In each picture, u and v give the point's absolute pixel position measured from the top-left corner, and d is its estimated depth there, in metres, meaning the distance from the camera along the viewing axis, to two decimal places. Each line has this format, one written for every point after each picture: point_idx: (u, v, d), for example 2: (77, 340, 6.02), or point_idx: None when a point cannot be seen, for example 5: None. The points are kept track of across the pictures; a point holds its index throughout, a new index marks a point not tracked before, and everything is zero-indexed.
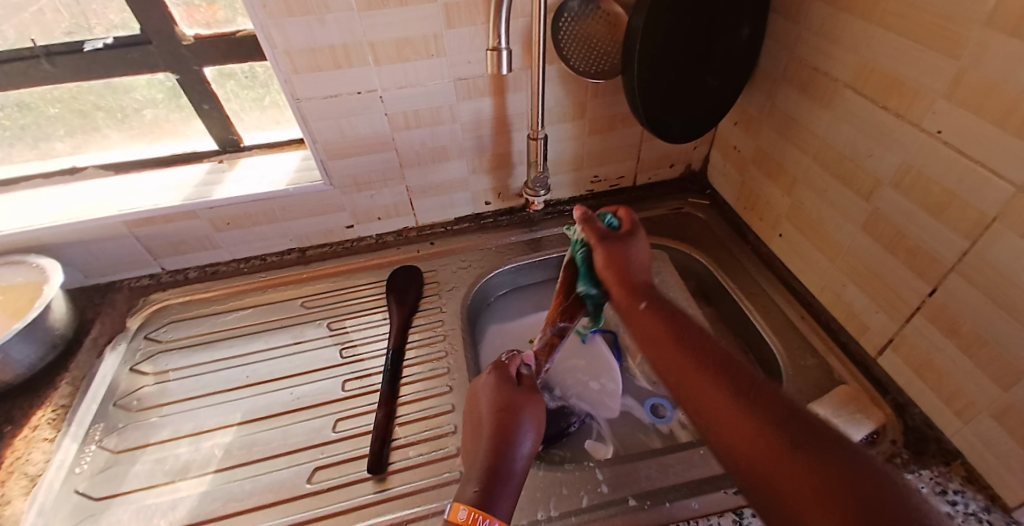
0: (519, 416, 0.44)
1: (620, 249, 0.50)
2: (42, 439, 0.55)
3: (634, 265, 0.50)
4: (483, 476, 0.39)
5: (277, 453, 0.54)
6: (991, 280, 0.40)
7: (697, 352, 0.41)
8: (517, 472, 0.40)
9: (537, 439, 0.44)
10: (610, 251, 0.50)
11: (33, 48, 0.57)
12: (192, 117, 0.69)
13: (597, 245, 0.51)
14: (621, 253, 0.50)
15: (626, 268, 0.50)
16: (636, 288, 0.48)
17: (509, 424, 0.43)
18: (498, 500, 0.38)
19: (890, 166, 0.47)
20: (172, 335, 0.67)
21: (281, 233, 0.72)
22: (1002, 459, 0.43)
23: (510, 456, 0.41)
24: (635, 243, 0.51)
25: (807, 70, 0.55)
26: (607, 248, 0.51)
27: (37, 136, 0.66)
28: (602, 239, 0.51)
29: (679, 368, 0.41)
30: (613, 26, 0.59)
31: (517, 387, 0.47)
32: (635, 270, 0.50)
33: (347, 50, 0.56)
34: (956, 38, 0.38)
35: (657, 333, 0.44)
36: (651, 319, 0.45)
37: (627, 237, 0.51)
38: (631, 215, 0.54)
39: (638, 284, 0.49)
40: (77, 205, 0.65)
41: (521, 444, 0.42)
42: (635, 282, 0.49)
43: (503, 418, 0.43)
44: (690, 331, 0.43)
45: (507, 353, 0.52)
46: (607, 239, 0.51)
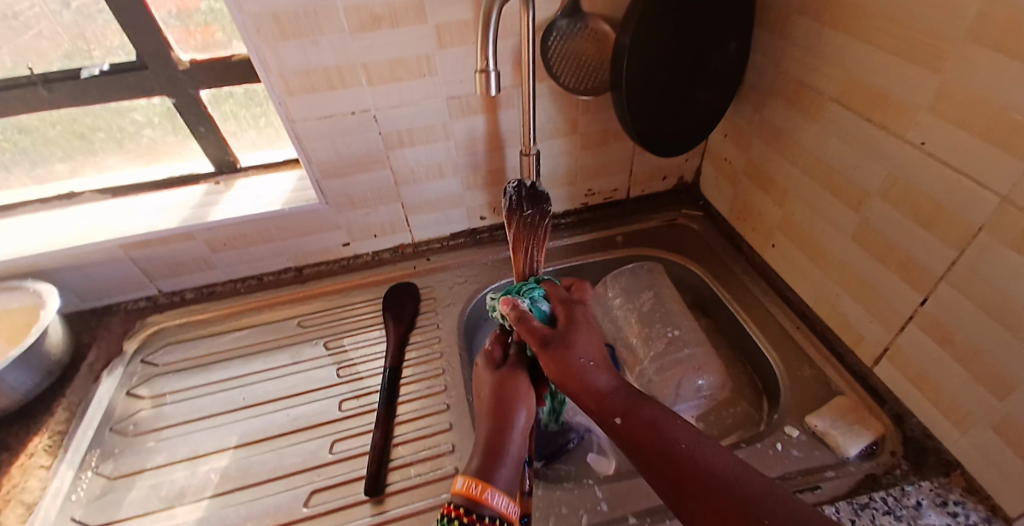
0: (521, 397, 0.45)
1: (564, 358, 0.42)
2: (39, 466, 0.55)
3: (592, 370, 0.42)
4: (483, 452, 0.41)
5: (273, 477, 0.54)
6: (981, 290, 0.40)
7: (689, 474, 0.36)
8: (517, 449, 0.42)
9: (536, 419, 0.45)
10: (552, 342, 0.43)
11: (31, 76, 0.58)
12: (188, 140, 0.69)
13: (539, 353, 0.43)
14: (566, 343, 0.43)
15: (583, 376, 0.42)
16: (596, 391, 0.42)
17: (511, 403, 0.44)
18: (499, 474, 0.39)
19: (876, 178, 0.48)
20: (168, 359, 0.67)
21: (276, 252, 0.73)
22: (1001, 469, 0.42)
23: (509, 436, 0.42)
24: (579, 329, 0.45)
25: (794, 84, 0.55)
26: (546, 361, 0.43)
27: (34, 161, 0.67)
28: (542, 332, 0.44)
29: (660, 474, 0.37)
30: (601, 44, 0.60)
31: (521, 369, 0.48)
32: (591, 375, 0.42)
33: (340, 71, 0.57)
34: (940, 53, 0.39)
35: (626, 427, 0.40)
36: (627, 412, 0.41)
37: (570, 339, 0.44)
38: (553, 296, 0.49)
39: (603, 386, 0.42)
40: (73, 230, 0.66)
41: (521, 423, 0.43)
42: (592, 391, 0.42)
43: (505, 400, 0.44)
44: (674, 446, 0.38)
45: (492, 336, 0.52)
46: (548, 332, 0.44)
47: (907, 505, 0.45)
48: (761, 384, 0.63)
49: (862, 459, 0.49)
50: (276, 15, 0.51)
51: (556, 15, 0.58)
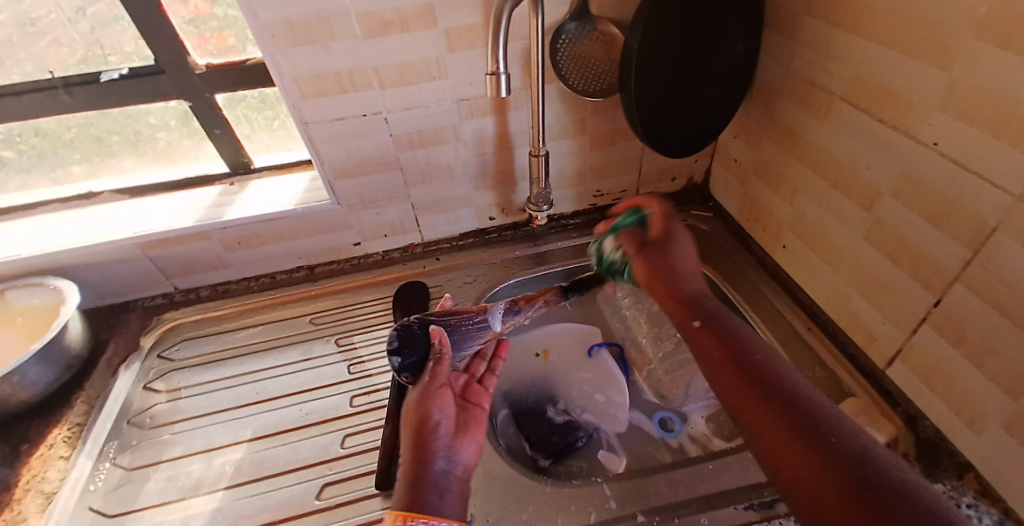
0: (436, 409, 0.47)
1: (664, 260, 0.53)
2: (58, 457, 0.57)
3: (686, 278, 0.51)
4: (405, 482, 0.42)
5: (286, 470, 0.55)
6: (995, 289, 0.40)
7: (756, 382, 0.39)
8: (442, 473, 0.44)
9: (472, 436, 0.48)
10: (654, 258, 0.53)
11: (52, 80, 0.60)
12: (203, 142, 0.71)
13: (637, 255, 0.55)
14: (664, 260, 0.53)
15: (673, 279, 0.51)
16: (682, 301, 0.49)
17: (428, 422, 0.46)
18: (432, 502, 0.41)
19: (888, 177, 0.47)
20: (183, 354, 0.69)
21: (289, 251, 0.74)
22: (1016, 471, 0.42)
23: (443, 463, 0.44)
24: (676, 247, 0.54)
25: (804, 85, 0.55)
26: (640, 262, 0.54)
27: (55, 163, 0.69)
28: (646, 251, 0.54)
29: (728, 380, 0.41)
30: (608, 46, 0.61)
31: (434, 387, 0.49)
32: (682, 281, 0.51)
33: (352, 75, 0.58)
34: (949, 51, 0.39)
35: (706, 340, 0.45)
36: (706, 329, 0.46)
37: (668, 245, 0.54)
38: (656, 208, 0.57)
39: (689, 297, 0.49)
40: (92, 230, 0.67)
41: (449, 443, 0.46)
42: (681, 292, 0.50)
43: (423, 419, 0.46)
44: (751, 358, 0.41)
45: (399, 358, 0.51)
46: (649, 251, 0.54)
47: None
48: None
49: None
50: (288, 21, 0.52)
51: (565, 18, 0.58)
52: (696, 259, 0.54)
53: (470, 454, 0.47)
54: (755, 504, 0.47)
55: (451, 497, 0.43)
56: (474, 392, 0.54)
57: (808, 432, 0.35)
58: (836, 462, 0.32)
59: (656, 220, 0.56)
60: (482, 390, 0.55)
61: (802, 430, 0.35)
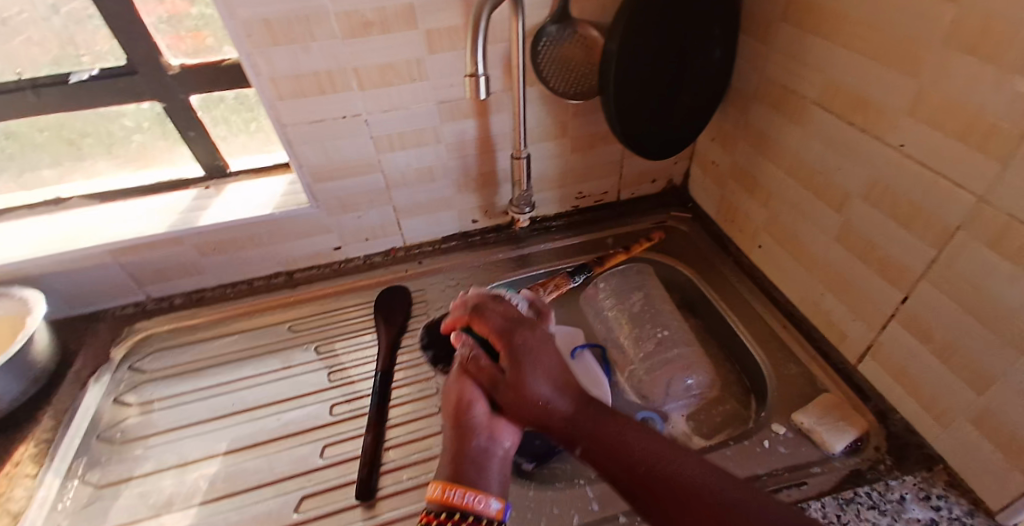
0: (472, 389, 0.46)
1: (524, 391, 0.44)
2: (24, 475, 0.54)
3: (552, 397, 0.44)
4: (450, 458, 0.43)
5: (263, 484, 0.54)
6: (958, 288, 0.41)
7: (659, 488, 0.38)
8: (485, 451, 0.43)
9: (515, 415, 0.47)
10: (501, 403, 0.45)
11: (19, 81, 0.57)
12: (178, 144, 0.69)
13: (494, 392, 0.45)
14: (513, 402, 0.44)
15: (542, 410, 0.44)
16: (566, 422, 0.43)
17: (466, 402, 0.45)
18: (474, 477, 0.41)
19: (858, 179, 0.49)
20: (156, 365, 0.67)
21: (267, 256, 0.72)
22: (982, 463, 0.43)
23: (484, 441, 0.44)
24: (529, 364, 0.45)
25: (778, 89, 0.56)
26: (503, 401, 0.45)
27: (21, 167, 0.66)
28: (486, 393, 0.46)
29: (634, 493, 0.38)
30: (588, 49, 0.61)
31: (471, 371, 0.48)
32: (554, 404, 0.44)
33: (332, 75, 0.57)
34: (917, 57, 0.40)
35: (598, 456, 0.41)
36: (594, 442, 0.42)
37: (523, 363, 0.45)
38: (480, 308, 0.50)
39: (568, 421, 0.43)
40: (60, 236, 0.65)
41: (489, 424, 0.45)
42: (557, 416, 0.43)
43: (461, 400, 0.46)
44: (635, 462, 0.40)
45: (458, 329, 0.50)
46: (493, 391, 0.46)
47: (891, 500, 0.46)
48: (750, 384, 0.64)
49: (847, 454, 0.50)
50: (266, 20, 0.51)
51: (545, 21, 0.58)
52: (560, 361, 0.47)
53: (512, 435, 0.45)
54: None
55: (496, 475, 0.42)
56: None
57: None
58: None
59: (479, 327, 0.48)
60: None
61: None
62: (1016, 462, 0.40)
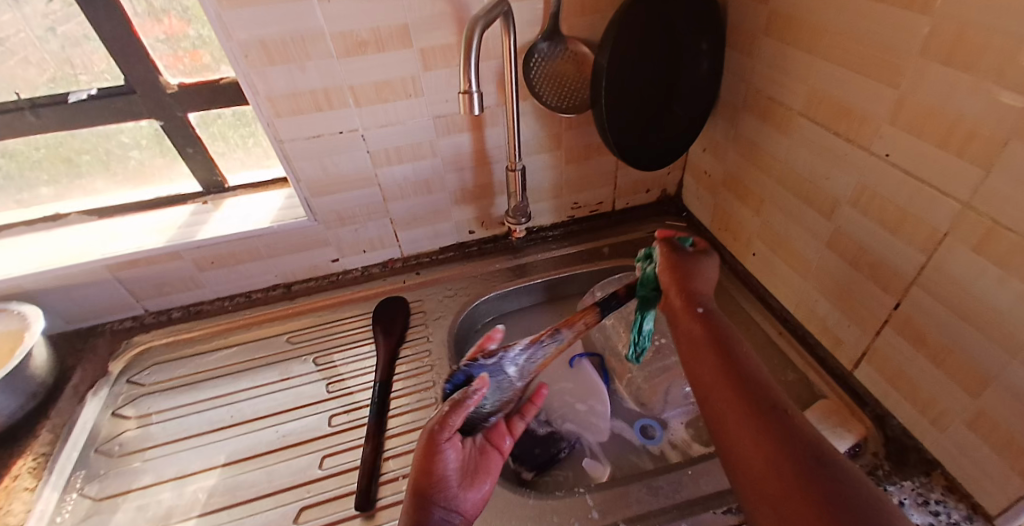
0: (445, 457, 0.43)
1: (693, 269, 0.52)
2: (23, 489, 0.54)
3: (704, 282, 0.52)
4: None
5: (263, 494, 0.53)
6: (948, 291, 0.42)
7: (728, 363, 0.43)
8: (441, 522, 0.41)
9: (483, 483, 0.45)
10: (678, 269, 0.52)
11: (18, 102, 0.59)
12: (176, 161, 0.70)
13: (668, 254, 0.54)
14: (689, 271, 0.52)
15: (693, 281, 0.51)
16: (698, 296, 0.50)
17: (433, 473, 0.42)
18: None
19: (846, 187, 0.50)
20: (154, 379, 0.67)
21: (265, 269, 0.73)
22: (978, 465, 0.44)
23: (442, 513, 0.42)
24: (708, 267, 0.53)
25: (765, 101, 0.58)
26: (677, 256, 0.53)
27: (21, 185, 0.67)
28: (672, 258, 0.54)
29: (695, 349, 0.46)
30: (579, 65, 0.63)
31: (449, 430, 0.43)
32: (698, 282, 0.51)
33: (328, 94, 0.58)
34: (896, 69, 0.41)
35: (694, 333, 0.47)
36: (696, 320, 0.48)
37: (698, 258, 0.53)
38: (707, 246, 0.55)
39: (700, 294, 0.50)
40: (59, 252, 0.65)
41: (452, 492, 0.43)
42: (697, 290, 0.50)
43: (429, 466, 0.42)
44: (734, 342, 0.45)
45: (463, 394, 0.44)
46: (678, 259, 0.53)
47: None
48: None
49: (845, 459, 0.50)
50: (263, 41, 0.53)
51: (537, 39, 0.60)
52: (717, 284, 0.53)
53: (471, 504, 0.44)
54: (733, 508, 0.48)
55: None
56: (497, 433, 0.50)
57: (807, 466, 0.33)
58: (795, 447, 0.35)
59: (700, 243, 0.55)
60: (506, 432, 0.51)
61: (767, 410, 0.38)
62: (1013, 464, 0.40)
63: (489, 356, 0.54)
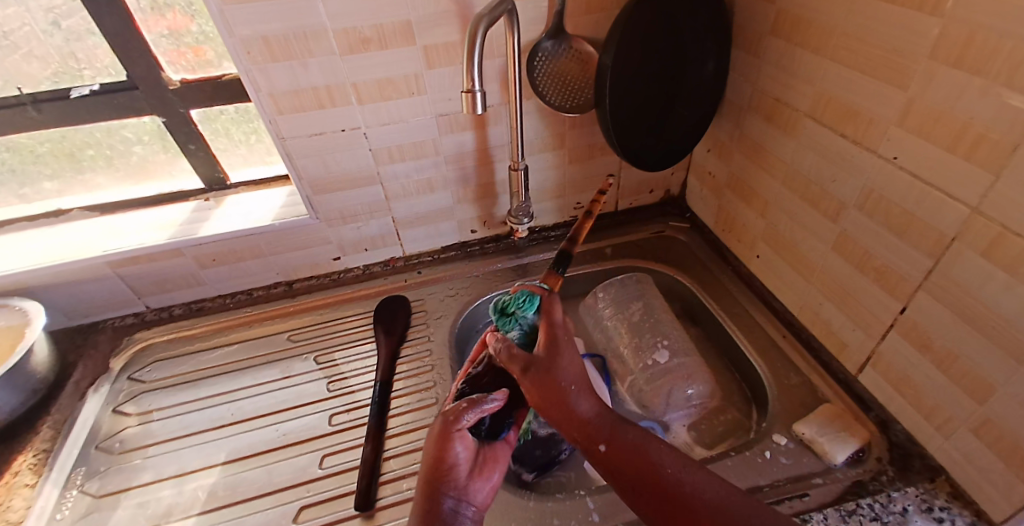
0: (456, 447, 0.42)
1: (552, 383, 0.43)
2: (22, 485, 0.54)
3: (576, 394, 0.43)
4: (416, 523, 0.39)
5: (261, 493, 0.53)
6: (955, 297, 0.42)
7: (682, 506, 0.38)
8: (454, 514, 0.40)
9: (490, 471, 0.44)
10: (542, 390, 0.42)
11: (20, 96, 0.58)
12: (178, 157, 0.70)
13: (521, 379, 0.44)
14: (552, 387, 0.42)
15: (563, 401, 0.42)
16: (586, 423, 0.43)
17: (444, 463, 0.41)
18: None
19: (853, 190, 0.49)
20: (156, 376, 0.67)
21: (267, 267, 0.73)
22: (984, 472, 0.43)
23: (452, 502, 0.41)
24: (565, 355, 0.44)
25: (771, 101, 0.57)
26: (538, 387, 0.43)
27: (22, 181, 0.67)
28: (528, 381, 0.43)
29: (639, 498, 0.40)
30: (583, 65, 0.62)
31: (460, 424, 0.43)
32: (570, 396, 0.43)
33: (331, 91, 0.58)
34: (905, 71, 0.41)
35: (627, 480, 0.40)
36: (618, 461, 0.41)
37: (554, 355, 0.44)
38: (554, 316, 0.47)
39: (582, 412, 0.43)
40: (61, 247, 0.65)
41: (463, 482, 0.42)
42: (583, 410, 0.43)
43: (439, 457, 0.41)
44: (658, 468, 0.40)
45: (472, 401, 0.44)
46: (535, 378, 0.43)
47: (893, 511, 0.46)
48: (750, 392, 0.64)
49: (849, 465, 0.50)
50: (265, 37, 0.52)
51: (541, 37, 0.60)
52: (582, 362, 0.45)
53: (485, 494, 0.43)
54: None
55: None
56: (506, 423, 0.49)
57: None
58: None
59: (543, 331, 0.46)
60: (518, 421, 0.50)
61: None
62: (1019, 472, 0.40)
63: (479, 363, 0.52)
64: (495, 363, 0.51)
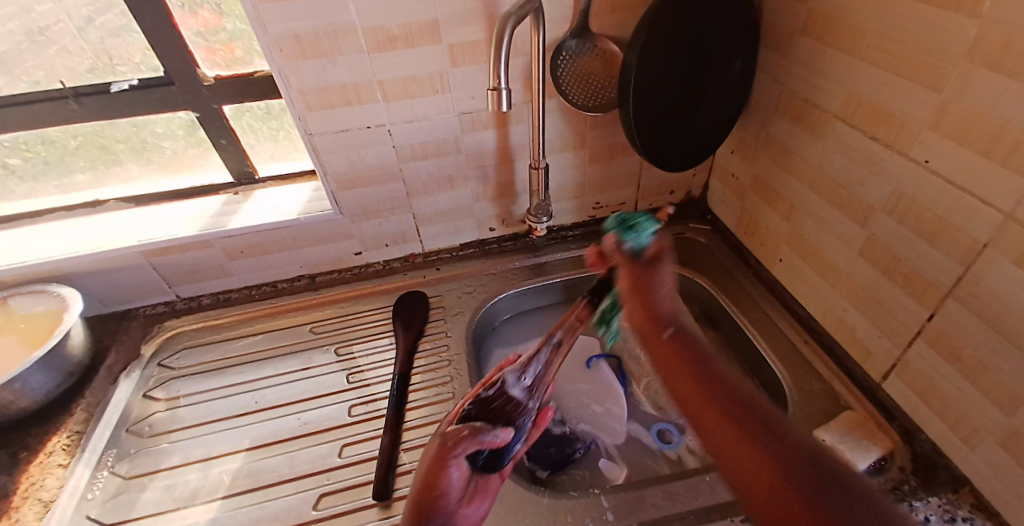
0: (450, 475, 0.41)
1: (648, 279, 0.46)
2: (56, 465, 0.57)
3: (662, 293, 0.46)
4: None
5: (282, 480, 0.55)
6: (986, 305, 0.41)
7: (709, 385, 0.40)
8: None
9: (479, 500, 0.44)
10: (635, 280, 0.46)
11: (63, 90, 0.61)
12: (209, 151, 0.72)
13: (623, 268, 0.47)
14: (644, 282, 0.46)
15: (651, 296, 0.45)
16: (660, 314, 0.45)
17: (436, 489, 0.40)
18: None
19: (881, 194, 0.48)
20: (184, 363, 0.69)
21: (291, 260, 0.74)
22: (1011, 486, 0.42)
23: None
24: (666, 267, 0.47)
25: (799, 102, 0.56)
26: (636, 273, 0.46)
27: (61, 171, 0.69)
28: (627, 270, 0.47)
29: (670, 370, 0.42)
30: (608, 63, 0.62)
31: (457, 452, 0.41)
32: (658, 295, 0.45)
33: (358, 87, 0.59)
34: (940, 73, 0.40)
35: (671, 362, 0.42)
36: (671, 347, 0.43)
37: (658, 263, 0.47)
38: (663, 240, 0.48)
39: (662, 308, 0.45)
40: (98, 237, 0.68)
41: (452, 509, 0.41)
42: (661, 305, 0.45)
43: (432, 483, 0.40)
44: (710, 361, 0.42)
45: (474, 428, 0.43)
46: (633, 269, 0.46)
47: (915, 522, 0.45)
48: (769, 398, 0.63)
49: (870, 474, 0.49)
50: (297, 34, 0.53)
51: (566, 35, 0.60)
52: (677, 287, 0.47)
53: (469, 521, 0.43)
54: None
55: None
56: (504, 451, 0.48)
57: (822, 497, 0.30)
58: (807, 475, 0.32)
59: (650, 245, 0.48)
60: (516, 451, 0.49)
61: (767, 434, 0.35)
62: None
63: (491, 386, 0.48)
64: (507, 390, 0.47)
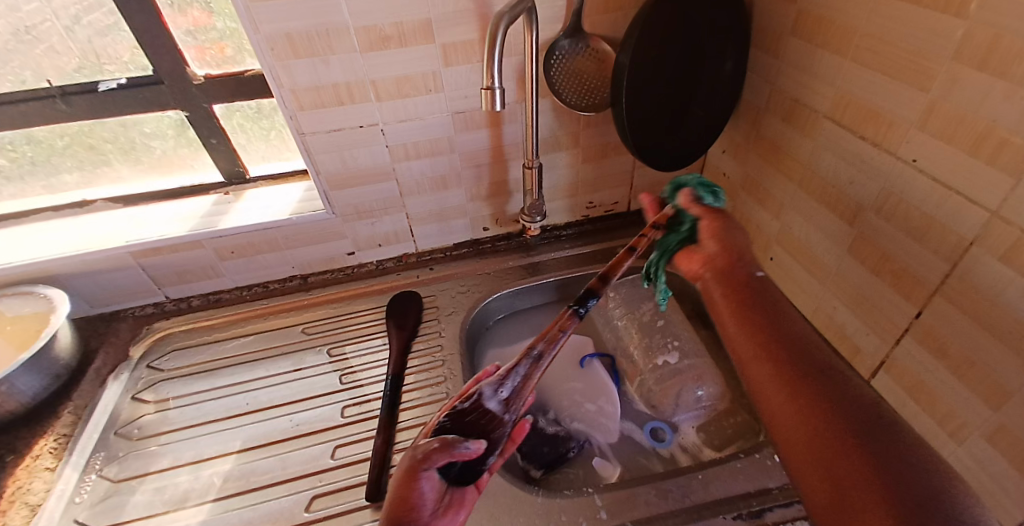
0: (422, 488, 0.39)
1: (730, 226, 0.48)
2: (44, 468, 0.56)
3: (740, 239, 0.47)
4: None
5: (274, 482, 0.54)
6: (973, 302, 0.41)
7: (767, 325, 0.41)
8: None
9: (455, 513, 0.42)
10: (716, 226, 0.48)
11: (50, 89, 0.60)
12: (199, 151, 0.71)
13: (705, 215, 0.48)
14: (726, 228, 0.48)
15: (732, 240, 0.47)
16: (738, 254, 0.46)
17: (408, 504, 0.38)
18: None
19: (870, 192, 0.49)
20: (174, 364, 0.68)
21: (283, 260, 0.74)
22: (997, 480, 0.43)
23: None
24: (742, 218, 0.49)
25: (789, 102, 0.57)
26: (719, 219, 0.48)
27: (47, 172, 0.68)
28: (709, 215, 0.48)
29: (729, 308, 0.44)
30: (601, 63, 0.62)
31: (427, 464, 0.39)
32: (738, 239, 0.47)
33: (350, 88, 0.59)
34: (928, 73, 0.40)
35: (734, 299, 0.44)
36: (741, 285, 0.45)
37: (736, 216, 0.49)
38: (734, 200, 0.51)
39: (741, 251, 0.46)
40: (86, 237, 0.67)
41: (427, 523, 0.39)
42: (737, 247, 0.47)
43: (404, 499, 0.38)
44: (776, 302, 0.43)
45: (444, 440, 0.41)
46: (716, 216, 0.48)
47: None
48: None
49: None
50: (289, 34, 0.53)
51: (558, 35, 0.60)
52: None
53: None
54: (743, 514, 0.48)
55: None
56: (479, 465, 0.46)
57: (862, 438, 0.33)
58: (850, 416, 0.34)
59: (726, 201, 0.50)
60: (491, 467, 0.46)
61: (818, 375, 0.37)
62: None
63: (467, 397, 0.46)
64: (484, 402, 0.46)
